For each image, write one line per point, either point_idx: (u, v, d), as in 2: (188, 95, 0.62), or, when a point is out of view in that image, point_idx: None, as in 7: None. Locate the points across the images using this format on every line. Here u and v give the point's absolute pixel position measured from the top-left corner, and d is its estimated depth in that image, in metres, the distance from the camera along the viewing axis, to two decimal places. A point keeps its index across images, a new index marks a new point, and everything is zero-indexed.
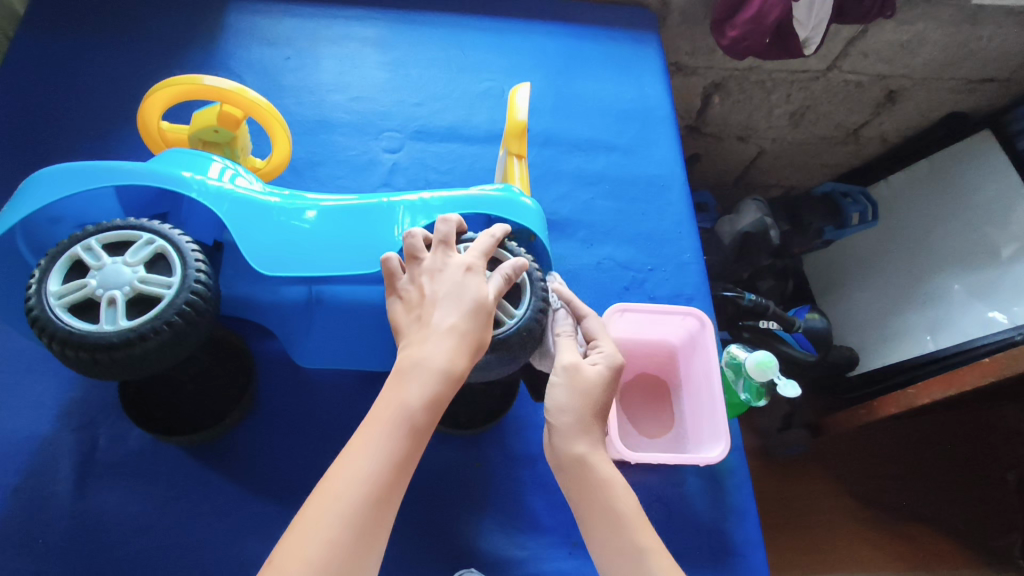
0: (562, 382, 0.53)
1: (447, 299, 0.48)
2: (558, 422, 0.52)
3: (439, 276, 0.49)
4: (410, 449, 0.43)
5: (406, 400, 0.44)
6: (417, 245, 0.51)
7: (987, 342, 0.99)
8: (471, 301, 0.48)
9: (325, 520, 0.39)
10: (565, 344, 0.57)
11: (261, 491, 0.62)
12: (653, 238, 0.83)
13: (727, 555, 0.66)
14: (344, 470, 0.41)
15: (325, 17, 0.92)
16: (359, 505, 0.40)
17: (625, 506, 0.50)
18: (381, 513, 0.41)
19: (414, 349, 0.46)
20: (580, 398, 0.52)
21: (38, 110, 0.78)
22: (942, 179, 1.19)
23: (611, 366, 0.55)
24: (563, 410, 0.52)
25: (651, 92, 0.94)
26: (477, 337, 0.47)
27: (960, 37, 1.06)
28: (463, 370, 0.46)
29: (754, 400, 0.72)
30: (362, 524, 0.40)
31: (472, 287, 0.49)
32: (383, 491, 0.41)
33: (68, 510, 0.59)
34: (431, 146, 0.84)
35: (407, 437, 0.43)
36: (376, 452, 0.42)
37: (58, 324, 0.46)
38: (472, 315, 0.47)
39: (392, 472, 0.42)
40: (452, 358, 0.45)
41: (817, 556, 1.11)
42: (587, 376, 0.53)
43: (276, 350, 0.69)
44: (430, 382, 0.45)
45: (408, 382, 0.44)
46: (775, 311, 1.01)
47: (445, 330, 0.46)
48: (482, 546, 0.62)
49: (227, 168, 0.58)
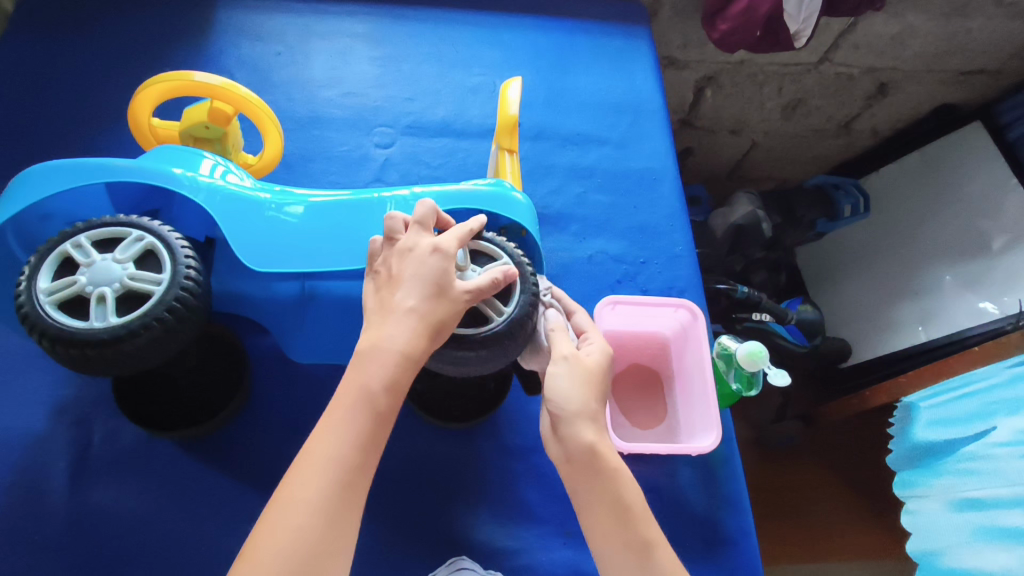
0: (563, 371, 0.52)
1: (409, 281, 0.47)
2: (562, 412, 0.51)
3: (406, 256, 0.49)
4: (373, 431, 0.44)
5: (367, 384, 0.44)
6: (396, 227, 0.51)
7: (978, 334, 1.01)
8: (433, 283, 0.47)
9: (297, 507, 0.40)
10: (559, 335, 0.56)
11: (256, 485, 0.62)
12: (646, 231, 0.83)
13: (720, 544, 0.67)
14: (310, 458, 0.42)
15: (316, 12, 0.92)
16: (324, 489, 0.41)
17: (633, 499, 0.50)
18: (351, 500, 0.42)
19: (374, 332, 0.46)
20: (583, 386, 0.52)
21: (28, 108, 0.78)
22: (932, 171, 1.20)
23: (604, 353, 0.56)
24: (568, 397, 0.51)
25: (642, 85, 0.95)
26: (439, 321, 0.47)
27: (950, 29, 1.07)
28: (420, 354, 0.46)
29: (745, 390, 0.72)
30: (329, 509, 0.40)
31: (436, 269, 0.48)
32: (346, 474, 0.42)
33: (63, 507, 0.59)
34: (423, 141, 0.84)
35: (371, 422, 0.44)
36: (342, 437, 0.43)
37: (48, 321, 0.46)
38: (433, 297, 0.47)
39: (356, 453, 0.42)
40: (408, 340, 0.45)
41: (808, 544, 1.13)
42: (586, 363, 0.53)
43: (270, 345, 0.69)
44: (389, 367, 0.45)
45: (366, 361, 0.45)
46: (768, 304, 1.02)
47: (404, 311, 0.46)
48: (476, 538, 0.63)
49: (219, 164, 0.58)
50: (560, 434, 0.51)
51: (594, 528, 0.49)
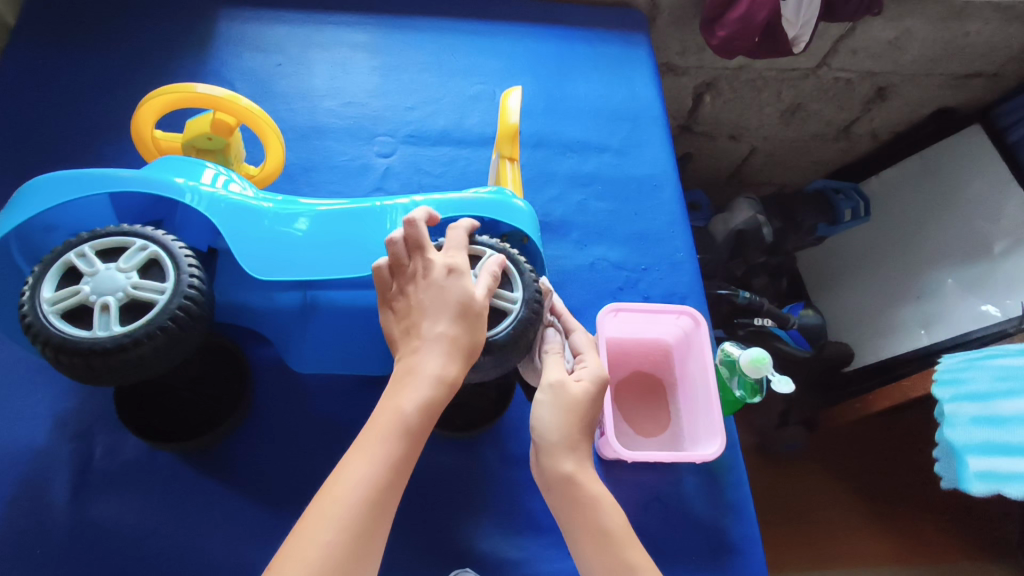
0: (547, 400, 0.52)
1: (433, 308, 0.48)
2: (545, 441, 0.52)
3: (423, 281, 0.49)
4: (405, 452, 0.44)
5: (402, 409, 0.44)
6: (398, 252, 0.50)
7: (982, 336, 1.01)
8: (458, 307, 0.48)
9: (329, 523, 0.40)
10: (551, 360, 0.55)
11: (257, 496, 0.62)
12: (646, 238, 0.84)
13: (725, 552, 0.66)
14: (344, 476, 0.42)
15: (316, 23, 0.92)
16: (354, 507, 0.40)
17: (612, 523, 0.50)
18: (380, 519, 0.41)
19: (408, 362, 0.47)
20: (566, 416, 0.52)
21: (31, 121, 0.78)
22: (932, 173, 1.20)
23: (596, 380, 0.54)
24: (547, 428, 0.52)
25: (642, 93, 0.95)
26: (468, 341, 0.48)
27: (947, 32, 1.07)
28: (458, 377, 0.47)
29: (749, 397, 0.72)
30: (358, 527, 0.40)
31: (457, 290, 0.49)
32: (378, 493, 0.41)
33: (67, 520, 0.59)
34: (424, 150, 0.85)
35: (403, 441, 0.44)
36: (372, 454, 0.42)
37: (53, 330, 0.46)
38: (462, 319, 0.48)
39: (387, 472, 0.42)
40: (443, 364, 0.46)
41: (813, 551, 1.12)
42: (571, 393, 0.52)
43: (271, 356, 0.69)
44: (426, 390, 0.45)
45: (403, 390, 0.45)
46: (770, 308, 1.03)
47: (435, 337, 0.47)
48: (480, 548, 0.62)
49: (221, 174, 0.58)
50: (541, 463, 0.52)
51: (581, 544, 0.50)
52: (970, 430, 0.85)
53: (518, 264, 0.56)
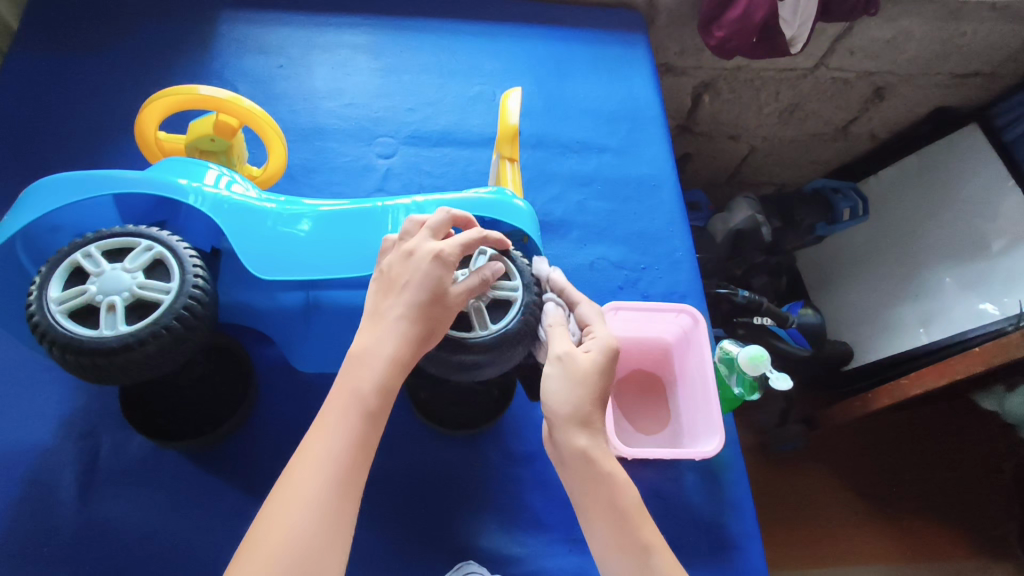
0: (557, 372, 0.52)
1: (406, 287, 0.48)
2: (555, 416, 0.51)
3: (409, 261, 0.49)
4: (368, 432, 0.44)
5: (357, 388, 0.45)
6: (410, 231, 0.52)
7: (979, 335, 1.01)
8: (427, 293, 0.48)
9: (295, 506, 0.40)
10: (558, 333, 0.55)
11: (262, 494, 0.63)
12: (646, 237, 0.84)
13: (725, 548, 0.67)
14: (305, 458, 0.42)
15: (316, 25, 0.93)
16: (320, 486, 0.41)
17: (628, 501, 0.50)
18: (343, 499, 0.42)
19: (368, 333, 0.47)
20: (576, 387, 0.51)
21: (35, 124, 0.79)
22: (930, 172, 1.21)
23: (605, 350, 0.53)
24: (558, 400, 0.51)
25: (640, 93, 0.96)
26: (426, 329, 0.48)
27: (944, 32, 1.08)
28: (407, 360, 0.47)
29: (748, 394, 0.73)
30: (326, 504, 0.41)
31: (432, 279, 0.48)
32: (345, 473, 0.42)
33: (72, 519, 0.59)
34: (425, 151, 0.85)
35: (363, 421, 0.44)
36: (337, 434, 0.43)
37: (60, 330, 0.47)
38: (427, 306, 0.47)
39: (352, 452, 0.43)
40: (396, 345, 0.46)
41: (814, 549, 1.12)
42: (580, 364, 0.52)
43: (275, 355, 0.70)
44: (379, 370, 0.45)
45: (360, 364, 0.46)
46: (769, 306, 1.02)
47: (397, 315, 0.47)
48: (482, 545, 0.63)
49: (224, 175, 0.59)
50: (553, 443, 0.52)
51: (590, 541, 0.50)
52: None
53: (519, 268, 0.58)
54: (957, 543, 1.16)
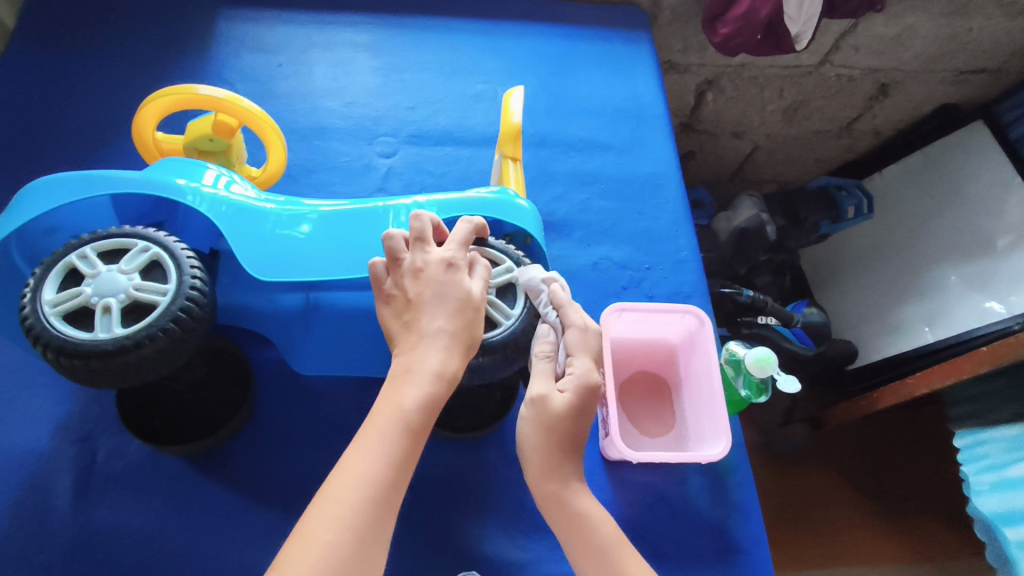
0: (530, 414, 0.52)
1: (433, 302, 0.47)
2: (527, 456, 0.52)
3: (421, 276, 0.48)
4: (408, 451, 0.43)
5: (401, 404, 0.44)
6: (397, 247, 0.50)
7: (985, 333, 1.00)
8: (456, 301, 0.48)
9: (332, 526, 0.39)
10: (537, 367, 0.54)
11: (261, 498, 0.62)
12: (650, 237, 0.83)
13: (731, 552, 0.66)
14: (343, 474, 0.41)
15: (317, 23, 0.92)
16: (357, 508, 0.40)
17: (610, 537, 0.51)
18: (381, 517, 0.41)
19: (407, 356, 0.46)
20: (547, 432, 0.51)
21: (31, 123, 0.78)
22: (934, 170, 1.20)
23: (581, 390, 0.51)
24: (529, 442, 0.52)
25: (644, 91, 0.94)
26: (467, 337, 0.47)
27: (950, 28, 1.07)
28: (458, 371, 0.46)
29: (755, 396, 0.71)
30: (363, 526, 0.40)
31: (455, 285, 0.48)
32: (383, 493, 0.41)
33: (70, 525, 0.58)
34: (426, 150, 0.84)
35: (405, 438, 0.43)
36: (376, 454, 0.42)
37: (53, 332, 0.46)
38: (460, 314, 0.47)
39: (390, 472, 0.42)
40: (442, 359, 0.45)
41: (820, 551, 1.11)
42: (552, 410, 0.51)
43: (274, 358, 0.69)
44: (426, 386, 0.44)
45: (403, 385, 0.45)
46: (773, 306, 1.02)
47: (435, 331, 0.46)
48: (485, 550, 0.62)
49: (223, 175, 0.58)
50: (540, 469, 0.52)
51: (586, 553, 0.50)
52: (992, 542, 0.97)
53: (522, 265, 0.57)
54: (963, 544, 1.15)
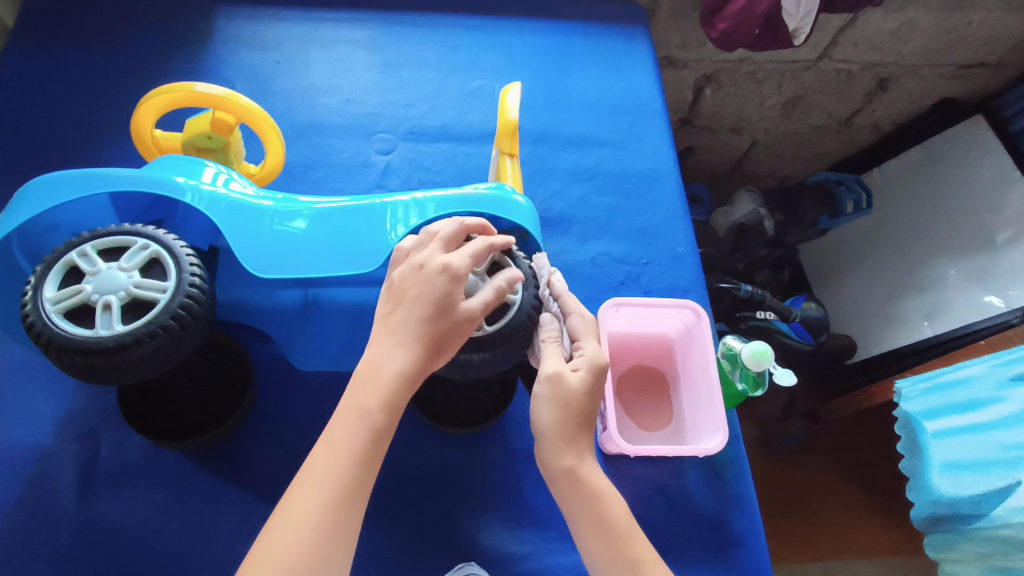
0: (546, 393, 0.52)
1: (415, 303, 0.47)
2: (543, 435, 0.51)
3: (418, 276, 0.48)
4: (373, 449, 0.44)
5: (364, 404, 0.44)
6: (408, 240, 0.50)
7: (986, 325, 1.01)
8: (438, 311, 0.47)
9: (293, 524, 0.40)
10: (548, 350, 0.54)
11: (262, 492, 0.62)
12: (648, 232, 0.83)
13: (729, 545, 0.67)
14: (310, 476, 0.42)
15: (314, 20, 0.92)
16: (323, 507, 0.41)
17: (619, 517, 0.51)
18: (347, 515, 0.42)
19: (375, 350, 0.47)
20: (563, 409, 0.51)
21: (31, 121, 0.78)
22: (933, 164, 1.20)
23: (593, 367, 0.52)
24: (547, 422, 0.51)
25: (641, 86, 0.95)
26: (439, 347, 0.47)
27: (949, 22, 1.06)
28: (418, 379, 0.46)
29: (751, 390, 0.72)
30: (329, 524, 0.41)
31: (442, 296, 0.47)
32: (349, 493, 0.42)
33: (72, 519, 0.59)
34: (424, 147, 0.85)
35: (369, 439, 0.44)
36: (342, 453, 0.43)
37: (55, 330, 0.46)
38: (437, 325, 0.47)
39: (357, 471, 0.43)
40: (405, 363, 0.46)
41: (818, 544, 1.12)
42: (569, 386, 0.51)
43: (274, 354, 0.69)
44: (388, 387, 0.45)
45: (367, 386, 0.45)
46: (771, 301, 1.03)
47: (405, 333, 0.46)
48: (484, 542, 0.62)
49: (221, 173, 0.58)
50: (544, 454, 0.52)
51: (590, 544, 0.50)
52: (954, 478, 0.83)
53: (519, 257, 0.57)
54: None
